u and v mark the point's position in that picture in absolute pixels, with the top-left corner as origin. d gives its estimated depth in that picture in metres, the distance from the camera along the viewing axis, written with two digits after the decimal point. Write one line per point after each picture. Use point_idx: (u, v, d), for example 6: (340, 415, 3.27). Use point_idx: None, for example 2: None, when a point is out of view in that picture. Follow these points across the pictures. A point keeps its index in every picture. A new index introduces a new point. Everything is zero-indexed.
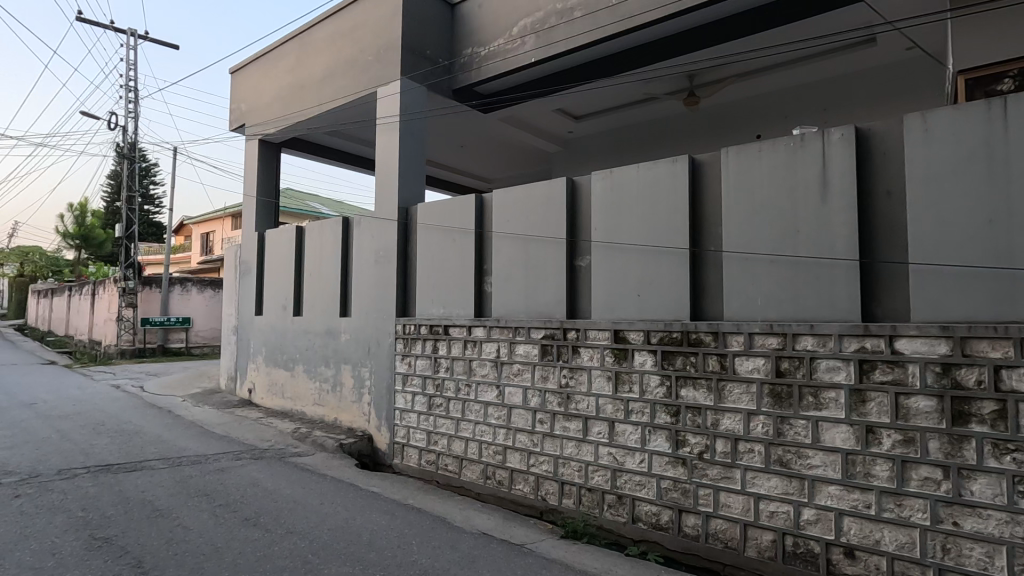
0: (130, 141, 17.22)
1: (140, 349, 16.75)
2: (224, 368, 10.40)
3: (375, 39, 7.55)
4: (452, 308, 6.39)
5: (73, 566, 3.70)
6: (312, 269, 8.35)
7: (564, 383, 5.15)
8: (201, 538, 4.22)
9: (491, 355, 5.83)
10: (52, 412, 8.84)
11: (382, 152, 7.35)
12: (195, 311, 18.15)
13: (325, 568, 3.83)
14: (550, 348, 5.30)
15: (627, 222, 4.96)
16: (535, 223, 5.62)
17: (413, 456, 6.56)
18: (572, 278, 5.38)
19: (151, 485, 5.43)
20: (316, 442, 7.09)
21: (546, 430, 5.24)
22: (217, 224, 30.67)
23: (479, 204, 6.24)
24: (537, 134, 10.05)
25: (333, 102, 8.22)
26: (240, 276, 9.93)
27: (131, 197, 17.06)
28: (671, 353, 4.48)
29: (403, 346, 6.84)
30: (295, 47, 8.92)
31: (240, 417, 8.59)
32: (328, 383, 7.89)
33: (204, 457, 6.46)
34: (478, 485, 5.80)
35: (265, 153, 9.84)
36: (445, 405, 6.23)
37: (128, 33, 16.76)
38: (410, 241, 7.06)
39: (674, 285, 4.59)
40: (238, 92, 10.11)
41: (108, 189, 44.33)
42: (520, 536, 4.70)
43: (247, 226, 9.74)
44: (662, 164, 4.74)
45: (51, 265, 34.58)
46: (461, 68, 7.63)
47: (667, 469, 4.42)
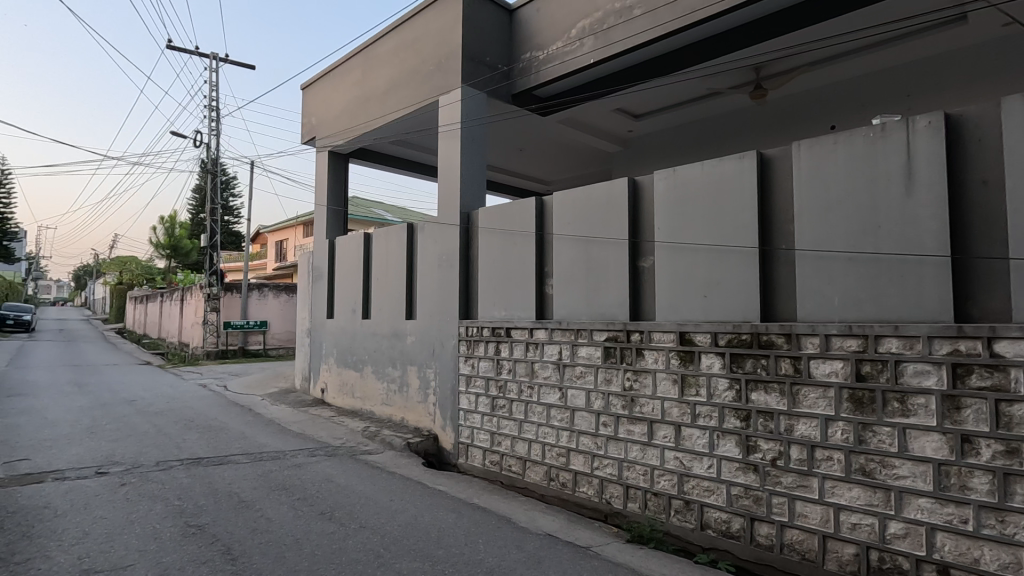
0: (213, 157, 18.51)
1: (224, 350, 17.95)
2: (299, 370, 10.95)
3: (436, 49, 7.76)
4: (514, 311, 6.45)
5: (172, 549, 4.03)
6: (379, 274, 8.67)
7: (628, 386, 5.09)
8: (282, 529, 4.48)
9: (553, 357, 5.85)
10: (149, 408, 9.65)
11: (443, 159, 7.52)
12: (272, 315, 19.25)
13: (396, 563, 3.97)
14: (613, 350, 5.25)
15: (691, 222, 4.84)
16: (597, 225, 5.59)
17: (477, 456, 6.66)
18: (635, 280, 5.32)
19: (237, 478, 5.82)
20: (384, 441, 7.35)
21: (610, 433, 5.19)
22: (291, 232, 32.46)
23: (539, 207, 6.27)
24: (596, 134, 9.98)
25: (397, 112, 8.52)
26: (312, 282, 10.42)
27: (214, 209, 18.34)
28: (740, 355, 4.33)
29: (467, 348, 6.97)
30: (361, 60, 9.29)
31: (313, 416, 9.00)
32: (395, 384, 8.16)
33: (282, 453, 6.84)
34: (542, 486, 5.82)
35: (334, 164, 10.32)
36: (508, 406, 6.30)
37: (211, 57, 18.01)
38: (472, 245, 7.19)
39: (742, 285, 4.44)
40: (308, 107, 10.65)
41: (193, 201, 47.87)
42: (585, 538, 4.69)
43: (318, 234, 10.23)
44: (727, 161, 4.61)
45: (145, 273, 37.72)
46: (519, 73, 7.70)
47: (738, 475, 4.28)
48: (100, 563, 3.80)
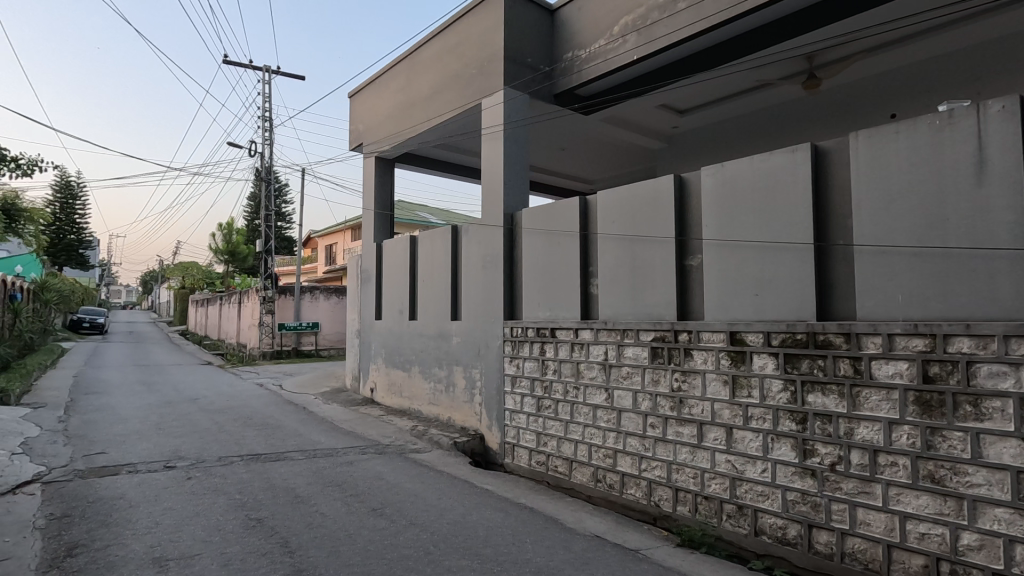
0: (267, 165, 19.32)
1: (278, 351, 18.68)
2: (350, 370, 11.27)
3: (478, 52, 7.84)
4: (559, 311, 6.44)
5: (234, 541, 4.23)
6: (425, 276, 8.82)
7: (677, 387, 5.00)
8: (336, 524, 4.63)
9: (599, 357, 5.81)
10: (211, 406, 10.15)
11: (487, 161, 7.58)
12: (323, 316, 19.92)
13: (445, 560, 4.02)
14: (661, 351, 5.16)
15: (741, 219, 4.71)
16: (642, 224, 5.52)
17: (523, 455, 6.68)
18: (682, 279, 5.21)
19: (293, 474, 6.05)
20: (432, 440, 7.47)
21: (658, 435, 5.10)
22: (340, 237, 33.46)
23: (583, 207, 6.24)
24: (640, 131, 9.83)
25: (440, 116, 8.66)
26: (361, 285, 10.71)
27: (268, 216, 19.12)
28: (795, 356, 4.18)
29: (512, 349, 7.01)
30: (405, 66, 9.49)
31: (364, 415, 9.26)
32: (442, 383, 8.28)
33: (335, 451, 7.07)
34: (589, 487, 5.77)
35: (381, 169, 10.58)
36: (554, 407, 6.29)
37: (264, 69, 18.79)
38: (516, 245, 7.22)
39: (797, 282, 4.28)
40: (355, 115, 10.95)
41: (248, 209, 50.10)
42: (634, 541, 4.63)
43: (366, 238, 10.51)
44: (778, 155, 4.47)
45: (206, 278, 39.68)
46: (561, 73, 7.68)
47: (794, 480, 4.13)
48: (169, 552, 4.02)
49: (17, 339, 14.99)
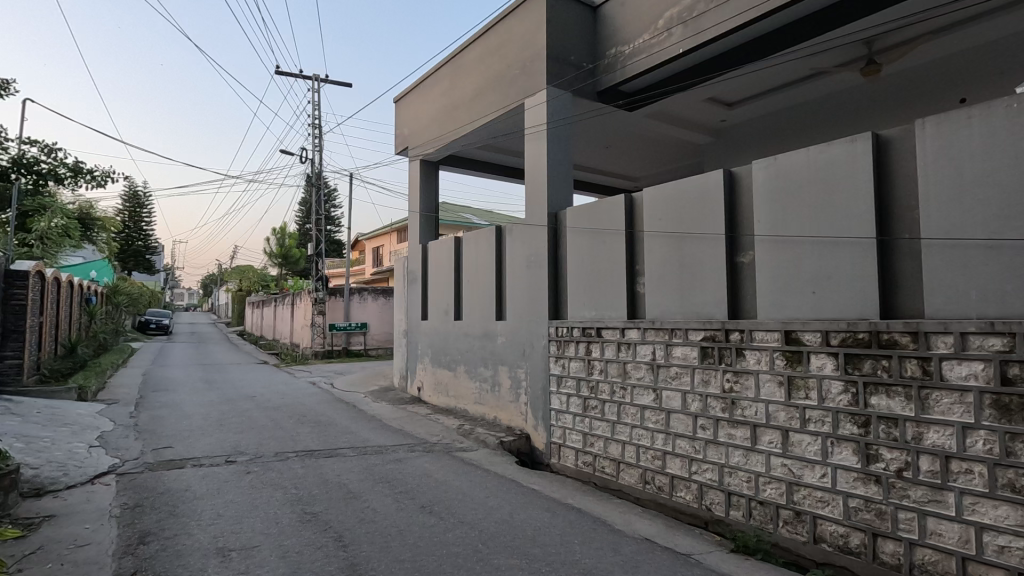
0: (318, 171, 19.97)
1: (330, 351, 19.29)
2: (397, 369, 11.51)
3: (521, 53, 7.85)
4: (605, 310, 6.37)
5: (291, 534, 4.39)
6: (470, 277, 8.91)
7: (728, 388, 4.86)
8: (386, 520, 4.74)
9: (646, 357, 5.71)
10: (267, 404, 10.58)
11: (530, 161, 7.58)
12: (371, 317, 20.44)
13: (494, 558, 4.05)
14: (711, 350, 5.03)
15: (796, 214, 4.53)
16: (690, 221, 5.39)
17: (569, 456, 6.64)
18: (734, 277, 5.06)
19: (345, 470, 6.23)
20: (479, 439, 7.54)
21: (709, 436, 4.97)
22: (387, 239, 34.23)
23: (629, 204, 6.14)
24: (687, 126, 9.61)
25: (484, 117, 8.72)
26: (408, 285, 10.91)
27: (319, 220, 19.76)
28: (856, 356, 3.99)
29: (557, 348, 6.98)
30: (449, 70, 9.61)
31: (412, 413, 9.44)
32: (488, 383, 8.34)
33: (385, 448, 7.24)
34: (637, 489, 5.68)
35: (426, 172, 10.75)
36: (600, 407, 6.23)
37: (315, 78, 19.41)
38: (561, 245, 7.19)
39: (858, 279, 4.08)
40: (401, 119, 11.16)
41: (300, 213, 51.96)
42: (685, 545, 4.53)
43: (412, 239, 10.70)
44: (836, 145, 4.27)
45: (261, 280, 41.39)
46: (604, 70, 7.61)
47: (856, 486, 3.94)
48: (232, 543, 4.22)
49: (93, 340, 16.05)
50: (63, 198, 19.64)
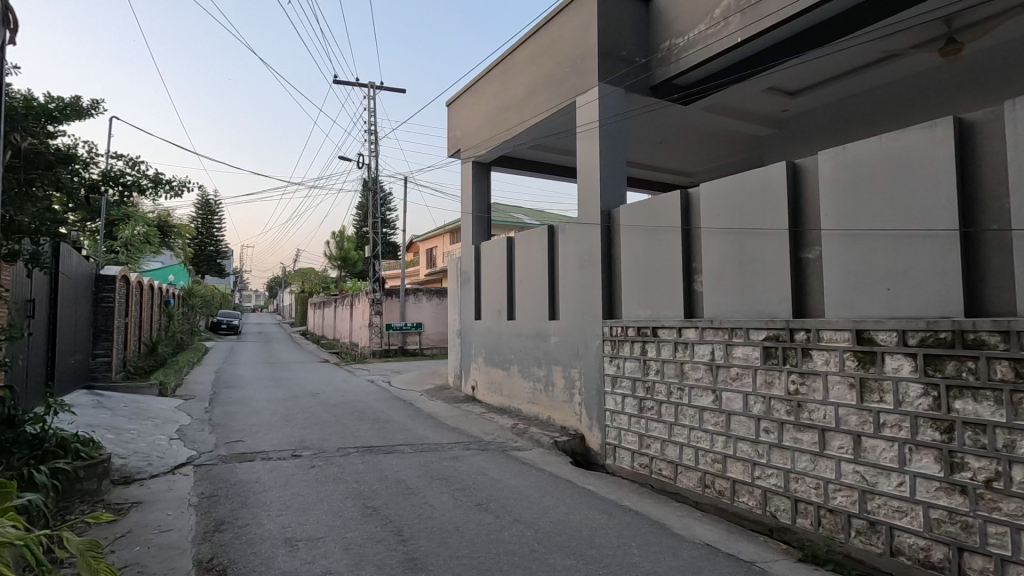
0: (374, 175, 20.57)
1: (387, 350, 19.87)
2: (452, 368, 11.70)
3: (572, 50, 7.79)
4: (661, 309, 6.23)
5: (353, 527, 4.55)
6: (522, 277, 8.93)
7: (794, 390, 4.65)
8: (444, 516, 4.82)
9: (705, 357, 5.55)
10: (329, 400, 11.01)
11: (583, 159, 7.52)
12: (426, 317, 20.90)
13: (550, 558, 4.05)
14: (775, 351, 4.83)
15: (867, 207, 4.28)
16: (751, 216, 5.19)
17: (625, 457, 6.54)
18: (799, 274, 4.84)
19: (403, 466, 6.40)
20: (533, 438, 7.55)
21: (774, 440, 4.77)
22: (440, 240, 34.90)
23: (684, 201, 5.99)
24: (746, 117, 9.26)
25: (535, 117, 8.72)
26: (461, 286, 11.07)
27: (376, 223, 20.35)
28: (938, 357, 3.72)
29: (612, 348, 6.90)
30: (500, 71, 9.67)
31: (466, 412, 9.57)
32: (541, 383, 8.34)
33: (441, 445, 7.37)
34: (696, 493, 5.52)
35: (478, 173, 10.86)
36: (657, 408, 6.10)
37: (371, 85, 20.00)
38: (614, 244, 7.10)
39: (939, 274, 3.82)
40: (454, 122, 11.33)
41: (357, 217, 53.75)
42: (749, 553, 4.37)
43: (465, 240, 10.84)
44: (913, 132, 4.01)
45: (322, 282, 43.13)
46: (658, 64, 7.44)
47: (938, 496, 3.67)
48: (298, 533, 4.41)
49: (171, 339, 17.23)
50: (145, 208, 21.41)
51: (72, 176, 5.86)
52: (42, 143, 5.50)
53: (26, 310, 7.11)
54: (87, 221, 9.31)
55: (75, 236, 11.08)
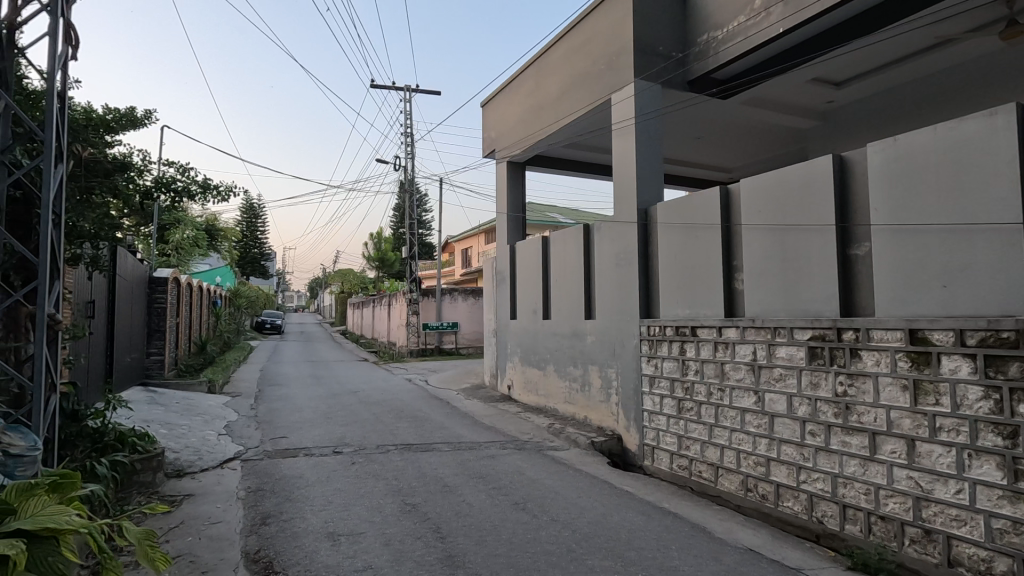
0: (410, 177, 20.88)
1: (424, 349, 20.15)
2: (488, 367, 11.76)
3: (607, 47, 7.71)
4: (700, 309, 6.11)
5: (393, 523, 4.63)
6: (558, 276, 8.90)
7: (842, 392, 4.48)
8: (481, 514, 4.86)
9: (746, 358, 5.41)
10: (368, 398, 11.24)
11: (618, 157, 7.44)
12: (462, 316, 21.10)
13: (588, 559, 4.02)
14: (821, 351, 4.66)
15: (921, 200, 4.09)
16: (794, 212, 5.03)
17: (664, 459, 6.44)
18: (846, 271, 4.66)
19: (441, 464, 6.47)
20: (569, 438, 7.52)
21: (820, 443, 4.62)
22: (475, 240, 35.15)
23: (724, 197, 5.86)
24: (788, 110, 8.97)
25: (570, 115, 8.68)
26: (496, 285, 11.12)
27: (412, 224, 20.66)
28: (1000, 358, 3.53)
29: (649, 348, 6.80)
30: (534, 70, 9.66)
31: (502, 411, 9.61)
32: (578, 382, 8.29)
33: (478, 444, 7.43)
34: (738, 496, 5.39)
35: (513, 172, 10.88)
36: (696, 409, 5.98)
37: (406, 88, 20.28)
38: (651, 242, 7.00)
39: (999, 270, 3.62)
40: (488, 122, 11.38)
41: (394, 218, 54.67)
42: (795, 559, 4.23)
43: (500, 240, 10.88)
44: (971, 120, 3.81)
45: (360, 282, 44.05)
46: (696, 58, 7.29)
47: (1001, 505, 3.48)
48: (340, 528, 4.51)
49: (219, 339, 17.92)
50: (194, 212, 22.34)
51: (128, 184, 6.17)
52: (101, 152, 5.80)
53: (87, 311, 7.53)
54: (141, 226, 9.78)
55: (130, 240, 11.65)
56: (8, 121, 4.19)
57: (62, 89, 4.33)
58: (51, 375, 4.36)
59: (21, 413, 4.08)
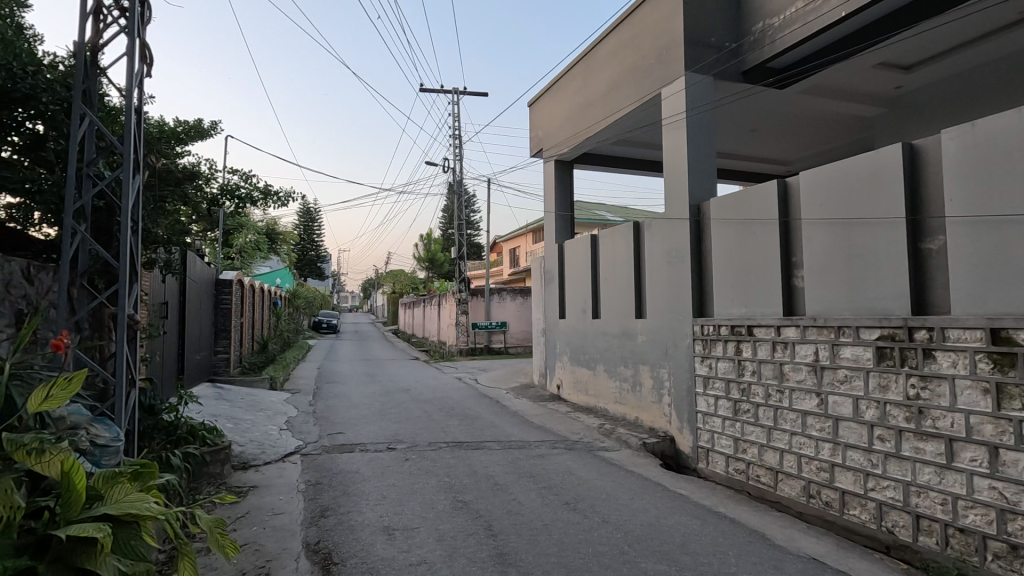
0: (458, 178, 21.16)
1: (473, 348, 20.38)
2: (537, 367, 11.76)
3: (656, 40, 7.56)
4: (757, 307, 5.90)
5: (446, 519, 4.71)
6: (607, 275, 8.80)
7: (914, 395, 4.22)
8: (533, 513, 4.86)
9: (807, 358, 5.18)
10: (420, 397, 11.47)
11: (669, 152, 7.28)
12: (510, 316, 21.21)
13: (641, 562, 3.96)
14: (890, 352, 4.41)
15: (1003, 189, 3.80)
16: (860, 205, 4.78)
17: (719, 462, 6.25)
18: (918, 267, 4.39)
19: (492, 462, 6.53)
20: (620, 439, 7.42)
21: (890, 449, 4.36)
22: (523, 240, 35.25)
23: (782, 191, 5.63)
24: (851, 97, 8.53)
25: (619, 111, 8.56)
26: (545, 285, 11.10)
27: (460, 224, 20.92)
28: None
29: (703, 348, 6.62)
30: (582, 67, 9.59)
31: (552, 410, 9.60)
32: (628, 382, 8.18)
33: (528, 443, 7.44)
34: (799, 503, 5.17)
35: (561, 171, 10.84)
36: (753, 411, 5.78)
37: (454, 91, 20.55)
38: (704, 239, 6.81)
39: None
40: (535, 122, 11.39)
41: (443, 219, 55.57)
42: (863, 571, 4.02)
43: (549, 239, 10.86)
44: None
45: (410, 282, 45.01)
46: (750, 47, 7.04)
47: None
48: (395, 523, 4.63)
49: (279, 338, 18.73)
50: (255, 217, 23.44)
51: (197, 192, 6.55)
52: (172, 162, 6.18)
53: (161, 311, 8.04)
54: (209, 231, 10.35)
55: (198, 245, 12.35)
56: (92, 136, 4.52)
57: (139, 104, 4.63)
58: (131, 371, 4.69)
59: (105, 406, 4.45)
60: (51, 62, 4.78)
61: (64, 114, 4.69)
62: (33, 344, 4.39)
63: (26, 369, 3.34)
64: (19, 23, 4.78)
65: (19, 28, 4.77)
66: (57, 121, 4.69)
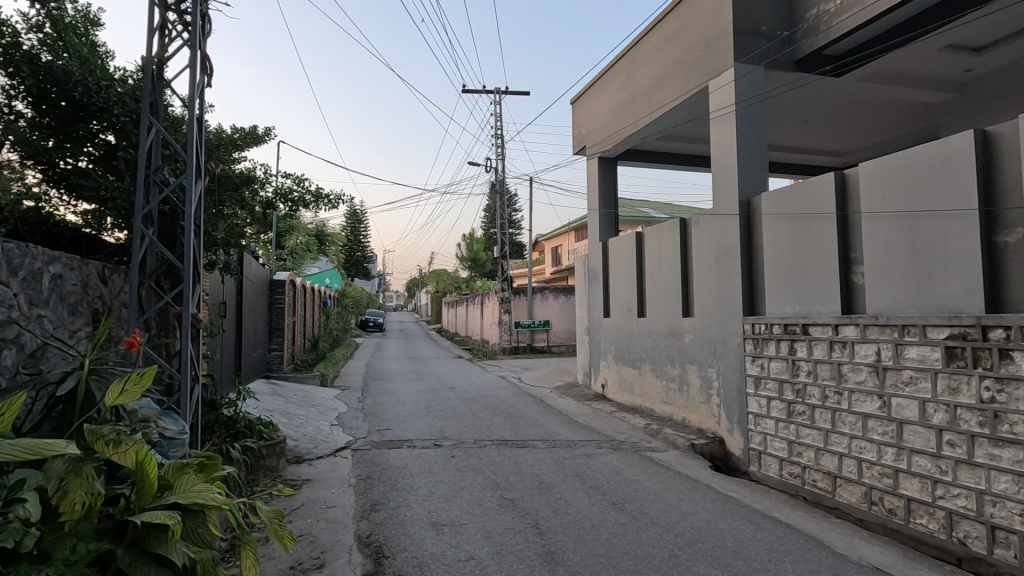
0: (500, 177, 21.25)
1: (516, 347, 20.45)
2: (581, 366, 11.68)
3: (704, 32, 7.36)
4: (813, 305, 5.67)
5: (493, 516, 4.75)
6: (653, 273, 8.66)
7: (988, 398, 3.96)
8: (579, 513, 4.84)
9: (868, 358, 4.94)
10: (465, 394, 11.60)
11: (717, 146, 7.08)
12: (553, 314, 21.17)
13: (692, 565, 3.89)
14: (961, 352, 4.15)
15: None
16: (926, 196, 4.53)
17: (772, 465, 6.04)
18: (993, 263, 4.12)
19: (537, 461, 6.53)
20: (668, 440, 7.29)
21: (961, 455, 4.11)
22: (566, 239, 35.06)
23: (840, 183, 5.39)
24: (915, 83, 8.07)
25: (664, 106, 8.39)
26: (589, 283, 11.01)
27: (503, 224, 21.02)
28: None
29: (755, 347, 6.42)
30: (625, 62, 9.45)
31: (597, 409, 9.52)
32: (676, 382, 8.01)
33: (573, 442, 7.41)
34: (859, 509, 4.94)
35: (605, 168, 10.72)
36: (809, 413, 5.56)
37: (497, 91, 20.63)
38: (756, 234, 6.60)
39: None
40: (578, 119, 11.30)
41: (484, 219, 55.97)
42: None
43: (592, 237, 10.76)
44: None
45: (453, 281, 45.48)
46: (804, 35, 6.78)
47: None
48: (443, 518, 4.71)
49: (329, 336, 19.33)
50: (306, 220, 24.24)
51: (253, 197, 6.83)
52: (230, 168, 6.48)
53: (221, 311, 8.43)
54: (263, 234, 10.77)
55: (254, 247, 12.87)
56: (158, 144, 4.78)
57: (201, 114, 4.87)
58: (195, 368, 4.93)
59: (172, 401, 4.68)
60: (122, 76, 5.09)
61: (134, 125, 4.98)
62: (108, 342, 4.69)
63: (103, 365, 3.55)
64: (94, 40, 5.09)
65: (94, 46, 5.10)
66: (127, 132, 4.98)
